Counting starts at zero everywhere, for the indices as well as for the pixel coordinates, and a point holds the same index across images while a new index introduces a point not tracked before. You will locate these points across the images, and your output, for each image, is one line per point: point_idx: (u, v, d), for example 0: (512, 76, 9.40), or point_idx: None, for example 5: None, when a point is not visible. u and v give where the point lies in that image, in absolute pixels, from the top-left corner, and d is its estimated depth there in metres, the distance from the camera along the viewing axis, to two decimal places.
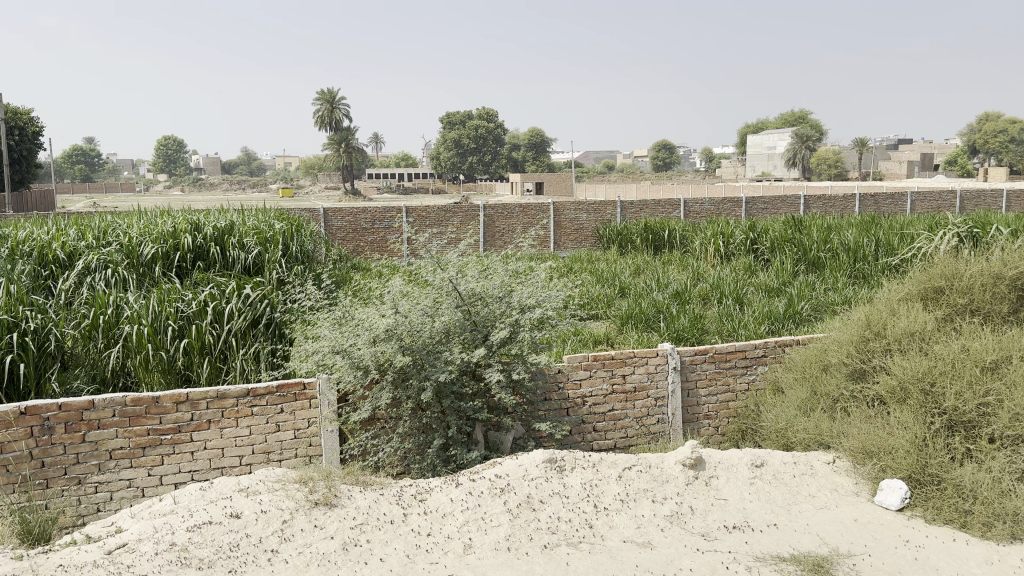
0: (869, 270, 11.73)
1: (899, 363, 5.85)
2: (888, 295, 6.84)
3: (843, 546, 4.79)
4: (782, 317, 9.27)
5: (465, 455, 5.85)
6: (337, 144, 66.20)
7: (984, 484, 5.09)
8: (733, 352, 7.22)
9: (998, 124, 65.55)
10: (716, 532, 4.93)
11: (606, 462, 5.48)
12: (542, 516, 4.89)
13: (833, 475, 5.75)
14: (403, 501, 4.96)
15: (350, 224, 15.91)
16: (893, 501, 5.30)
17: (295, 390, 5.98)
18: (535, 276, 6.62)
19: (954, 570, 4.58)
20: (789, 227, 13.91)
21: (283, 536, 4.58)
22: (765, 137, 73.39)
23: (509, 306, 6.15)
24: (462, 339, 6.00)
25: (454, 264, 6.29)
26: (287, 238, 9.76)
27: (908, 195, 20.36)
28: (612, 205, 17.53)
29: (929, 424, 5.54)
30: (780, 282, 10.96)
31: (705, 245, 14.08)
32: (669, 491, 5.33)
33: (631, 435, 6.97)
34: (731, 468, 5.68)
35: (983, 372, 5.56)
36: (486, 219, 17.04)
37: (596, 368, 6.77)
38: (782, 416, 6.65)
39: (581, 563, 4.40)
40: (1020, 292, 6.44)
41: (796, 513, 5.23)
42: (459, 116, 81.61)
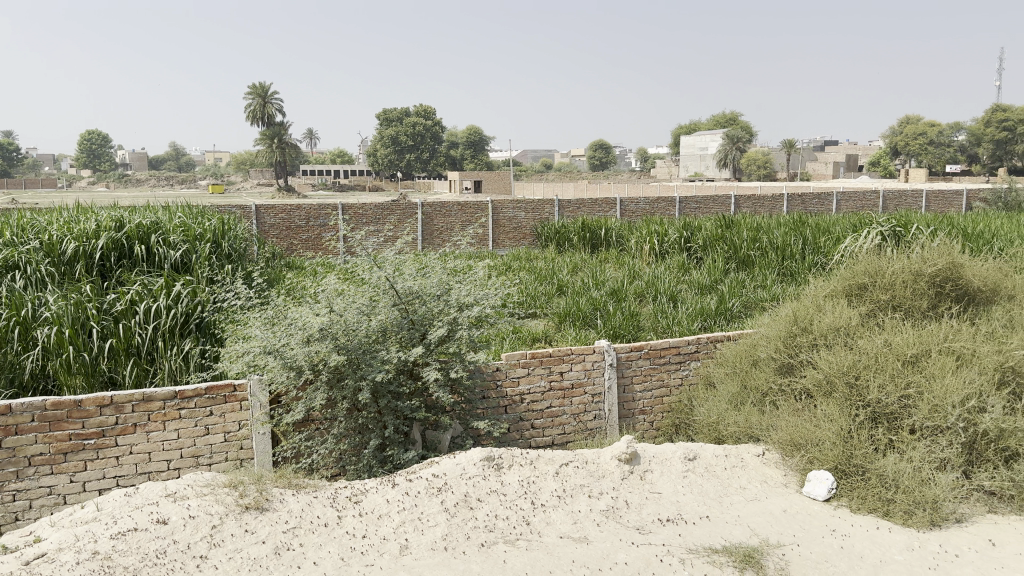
0: (797, 267, 12.07)
1: (826, 358, 6.03)
2: (815, 291, 7.04)
3: (773, 537, 4.90)
4: (714, 314, 9.46)
5: (401, 455, 5.78)
6: (270, 140, 64.89)
7: (906, 473, 5.27)
8: (667, 348, 7.32)
9: (917, 127, 68.27)
10: (651, 525, 4.99)
11: (542, 459, 5.50)
12: (479, 514, 4.86)
13: (762, 468, 5.88)
14: (338, 504, 4.88)
15: (284, 221, 15.59)
16: (821, 491, 5.46)
17: (225, 393, 5.81)
18: (473, 275, 6.60)
19: (878, 557, 4.73)
20: (721, 226, 14.20)
21: (212, 541, 4.44)
22: (698, 138, 74.91)
23: (446, 304, 6.11)
24: (399, 338, 5.93)
25: (391, 262, 6.23)
26: (217, 236, 9.51)
27: (834, 195, 21.06)
28: (550, 204, 17.64)
29: (854, 417, 5.72)
30: (712, 280, 11.18)
31: (641, 244, 14.27)
32: (605, 486, 5.37)
33: (569, 431, 7.01)
34: (665, 462, 5.77)
35: (904, 366, 5.77)
36: (424, 216, 16.92)
37: (534, 366, 6.77)
38: (715, 411, 6.80)
39: (518, 560, 4.40)
40: (939, 288, 6.69)
41: (728, 505, 5.33)
42: (396, 113, 80.90)
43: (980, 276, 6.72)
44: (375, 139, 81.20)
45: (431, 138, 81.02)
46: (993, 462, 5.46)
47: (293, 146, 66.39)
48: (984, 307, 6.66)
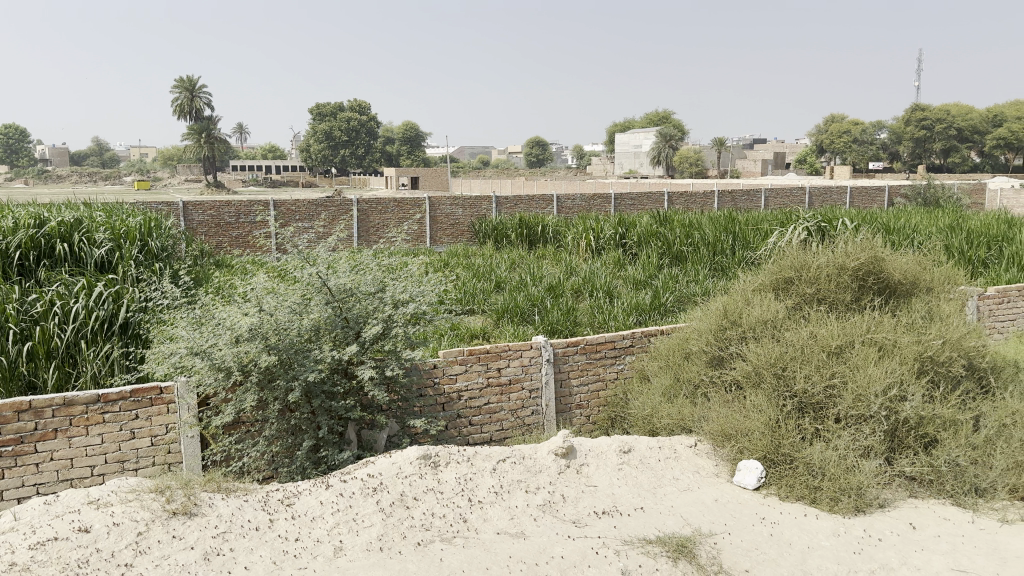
0: (728, 262, 12.36)
1: (755, 350, 6.17)
2: (745, 285, 7.20)
3: (705, 526, 4.99)
4: (649, 308, 9.60)
5: (336, 456, 5.69)
6: (198, 134, 63.16)
7: (832, 461, 5.44)
8: (603, 342, 7.38)
9: (841, 126, 70.60)
10: (587, 518, 5.02)
11: (479, 456, 5.49)
12: (415, 513, 4.82)
13: (695, 458, 6.00)
14: (270, 507, 4.77)
15: (212, 218, 15.19)
16: (750, 480, 5.59)
17: (150, 395, 5.61)
18: (408, 271, 6.55)
19: (806, 543, 4.87)
20: (655, 222, 14.43)
21: (138, 548, 4.29)
22: (632, 136, 75.92)
23: (381, 302, 6.06)
24: (332, 337, 5.84)
25: (323, 260, 6.14)
26: (143, 234, 9.21)
27: (762, 191, 21.64)
28: (488, 201, 17.63)
29: (782, 407, 5.87)
30: (647, 275, 11.33)
31: (577, 240, 14.39)
32: (542, 481, 5.39)
33: (506, 427, 7.01)
34: (600, 455, 5.83)
35: (829, 356, 5.94)
36: (359, 213, 16.72)
37: (471, 362, 6.74)
38: (649, 403, 6.89)
39: (455, 558, 4.37)
40: (862, 281, 6.92)
41: (662, 496, 5.42)
42: (330, 108, 79.64)
43: (900, 269, 6.97)
44: (308, 134, 79.82)
45: (366, 134, 80.08)
46: (913, 448, 5.68)
47: (223, 141, 64.82)
48: (905, 299, 6.91)
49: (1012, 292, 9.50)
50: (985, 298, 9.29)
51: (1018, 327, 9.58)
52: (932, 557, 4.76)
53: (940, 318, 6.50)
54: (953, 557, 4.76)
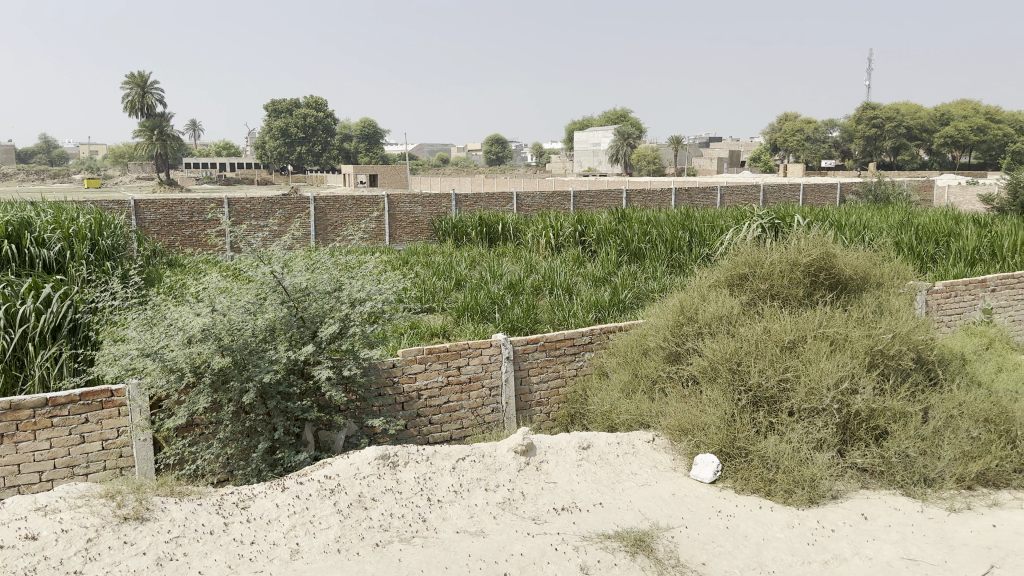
0: (685, 259, 12.49)
1: (710, 345, 6.25)
2: (700, 281, 7.29)
3: (663, 520, 5.05)
4: (608, 305, 9.66)
5: (293, 458, 5.62)
6: (150, 131, 61.88)
7: (786, 454, 5.53)
8: (562, 339, 7.41)
9: (795, 124, 71.82)
10: (546, 515, 5.04)
11: (438, 455, 5.48)
12: (374, 513, 4.78)
13: (652, 453, 6.05)
14: (224, 510, 4.70)
15: (165, 216, 14.91)
16: (707, 473, 5.66)
17: (101, 398, 5.44)
18: (366, 269, 6.52)
19: (761, 535, 4.94)
20: (614, 220, 14.52)
21: (87, 555, 4.18)
22: (590, 135, 76.30)
23: (338, 300, 6.02)
24: (288, 337, 5.78)
25: (278, 258, 6.08)
26: (92, 234, 9.00)
27: (718, 189, 21.93)
28: (447, 198, 17.55)
29: (737, 401, 5.95)
30: (606, 272, 11.39)
31: (537, 238, 14.42)
32: (501, 478, 5.39)
33: (466, 425, 6.99)
34: (559, 452, 5.85)
35: (782, 351, 6.04)
36: (316, 211, 16.55)
37: (431, 361, 6.71)
38: (608, 399, 6.94)
39: (413, 558, 4.34)
40: (814, 276, 7.04)
41: (620, 491, 5.46)
42: (286, 104, 78.48)
43: (851, 265, 7.11)
44: (263, 131, 78.72)
45: (323, 131, 79.25)
46: (865, 440, 5.81)
47: (176, 138, 63.65)
48: (856, 293, 7.05)
49: (959, 286, 9.74)
50: (933, 292, 9.54)
51: (964, 320, 9.85)
52: (883, 546, 4.87)
53: (890, 312, 6.65)
54: (903, 547, 4.88)
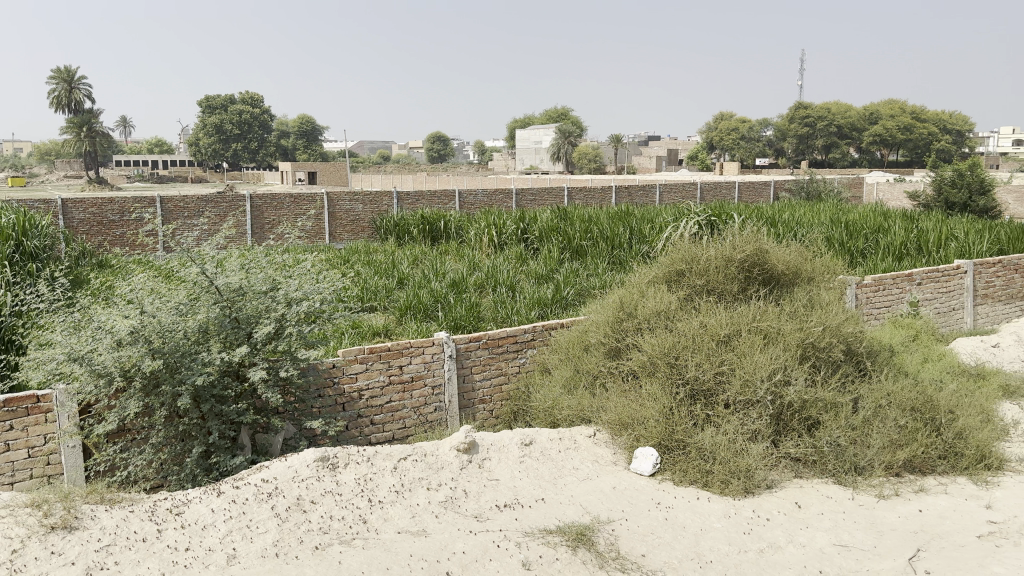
0: (625, 256, 12.66)
1: (649, 340, 6.35)
2: (640, 278, 7.41)
3: (604, 513, 5.11)
4: (550, 301, 9.73)
5: (228, 462, 5.50)
6: (78, 128, 59.72)
7: (722, 445, 5.66)
8: (504, 336, 7.42)
9: (731, 122, 73.32)
10: (488, 512, 5.05)
11: (380, 455, 5.44)
12: (313, 516, 4.72)
13: (593, 448, 6.12)
14: (157, 517, 4.58)
15: (95, 215, 14.45)
16: (646, 466, 5.76)
17: (26, 404, 5.20)
18: (303, 269, 6.46)
19: (698, 526, 5.04)
20: (556, 218, 14.60)
21: (12, 567, 4.03)
22: (531, 133, 76.53)
23: (273, 300, 5.95)
24: (222, 338, 5.68)
25: (211, 258, 5.99)
26: (15, 235, 8.66)
27: (657, 187, 22.26)
28: (388, 196, 17.38)
29: (675, 395, 6.05)
30: (548, 270, 11.46)
31: (479, 235, 14.41)
32: (443, 477, 5.39)
33: (409, 425, 6.93)
34: (502, 449, 5.86)
35: (718, 345, 6.17)
36: (253, 209, 16.25)
37: (372, 360, 6.63)
38: (549, 395, 6.99)
39: (354, 559, 4.30)
40: (749, 271, 7.20)
41: (562, 486, 5.51)
42: (221, 100, 76.70)
43: (783, 261, 7.28)
44: (198, 127, 76.81)
45: (260, 127, 77.73)
46: (798, 431, 5.99)
47: (105, 135, 61.58)
48: (789, 288, 7.24)
49: (888, 280, 10.08)
50: (862, 286, 9.86)
51: (892, 313, 10.21)
52: (816, 533, 5.02)
53: (821, 306, 6.85)
54: (834, 533, 5.04)
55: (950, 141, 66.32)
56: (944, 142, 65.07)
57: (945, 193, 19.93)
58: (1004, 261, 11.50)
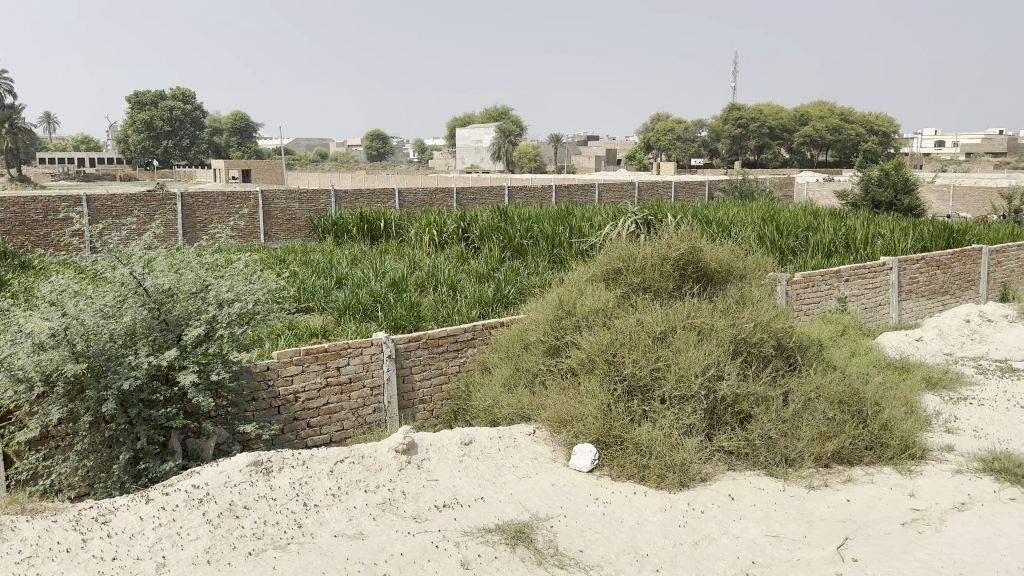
0: (565, 254, 12.75)
1: (587, 338, 6.41)
2: (578, 277, 7.47)
3: (542, 510, 5.15)
4: (491, 301, 9.74)
5: (158, 468, 5.34)
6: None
7: (658, 440, 5.76)
8: (444, 336, 7.40)
9: (667, 123, 74.53)
10: (427, 513, 5.03)
11: (316, 459, 5.37)
12: (246, 522, 4.62)
13: (532, 445, 6.16)
14: (82, 526, 4.43)
15: (16, 215, 13.91)
16: (585, 462, 5.82)
17: None
18: (235, 269, 6.35)
19: (635, 520, 5.12)
20: (496, 217, 14.61)
21: None
22: (472, 133, 76.41)
23: (204, 302, 5.84)
24: (150, 341, 5.54)
25: (139, 259, 5.85)
26: None
27: (596, 186, 22.48)
28: (326, 195, 17.15)
29: (612, 391, 6.12)
30: (489, 268, 11.46)
31: (420, 235, 14.33)
32: (381, 479, 5.34)
33: (347, 427, 6.82)
34: (441, 449, 5.85)
35: (654, 341, 6.26)
36: (184, 207, 15.86)
37: (309, 362, 6.50)
38: (489, 394, 6.99)
39: (289, 565, 4.23)
40: (684, 270, 7.32)
41: (501, 484, 5.52)
42: (150, 97, 74.45)
43: (717, 258, 7.42)
44: (127, 123, 74.39)
45: (192, 124, 75.84)
46: (731, 424, 6.12)
47: (28, 131, 59.23)
48: (722, 285, 7.38)
49: (817, 277, 10.39)
50: (792, 283, 10.13)
51: (821, 309, 10.52)
52: (749, 525, 5.15)
53: (752, 302, 7.01)
54: (766, 524, 5.17)
55: (877, 143, 68.61)
56: (871, 143, 67.35)
57: (872, 192, 20.61)
58: (927, 258, 11.95)
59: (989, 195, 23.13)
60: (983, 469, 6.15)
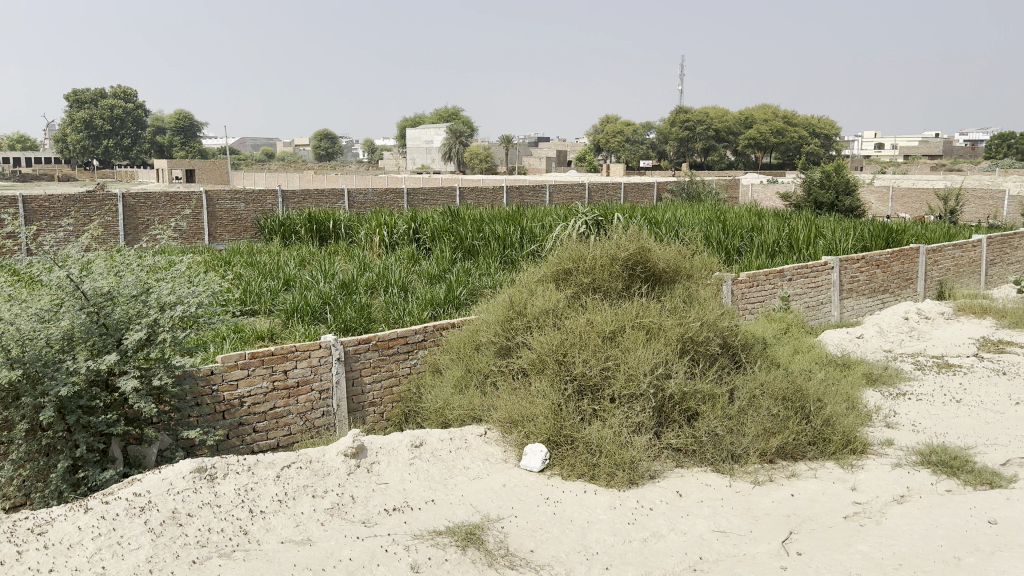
0: (516, 255, 12.78)
1: (538, 338, 6.43)
2: (529, 277, 7.50)
3: (493, 511, 5.15)
4: (443, 302, 9.71)
5: (98, 476, 5.20)
6: None
7: (608, 439, 5.81)
8: (394, 338, 7.34)
9: (617, 125, 75.29)
10: (377, 517, 4.99)
11: (262, 464, 5.28)
12: (190, 529, 4.53)
13: (484, 446, 6.16)
14: (16, 538, 4.30)
15: None
16: (536, 462, 5.84)
17: None
18: (177, 271, 6.21)
19: (585, 518, 5.15)
20: (447, 218, 14.58)
21: None
22: (422, 133, 76.06)
23: (145, 305, 5.71)
24: (89, 346, 5.39)
25: (76, 261, 5.69)
26: None
27: (547, 187, 22.59)
28: (273, 195, 16.90)
29: (563, 391, 6.15)
30: (440, 269, 11.42)
31: (370, 236, 14.24)
32: (330, 483, 5.28)
33: (294, 431, 6.72)
34: (391, 452, 5.81)
35: (603, 341, 6.31)
36: (126, 208, 15.47)
37: (254, 366, 6.38)
38: (440, 395, 6.97)
39: (234, 572, 4.15)
40: (633, 269, 7.39)
41: (452, 486, 5.51)
42: (89, 95, 72.36)
43: (664, 258, 7.51)
44: (65, 121, 72.18)
45: (133, 123, 74.06)
46: (679, 422, 6.21)
47: None
48: (670, 285, 7.47)
49: (761, 277, 10.59)
50: (737, 282, 10.33)
51: (766, 308, 10.74)
52: (696, 521, 5.22)
53: (699, 302, 7.12)
54: (713, 520, 5.26)
55: (820, 145, 70.30)
56: (813, 145, 69.02)
57: (815, 193, 21.12)
58: (867, 258, 12.30)
59: (926, 196, 23.91)
60: (921, 462, 6.35)
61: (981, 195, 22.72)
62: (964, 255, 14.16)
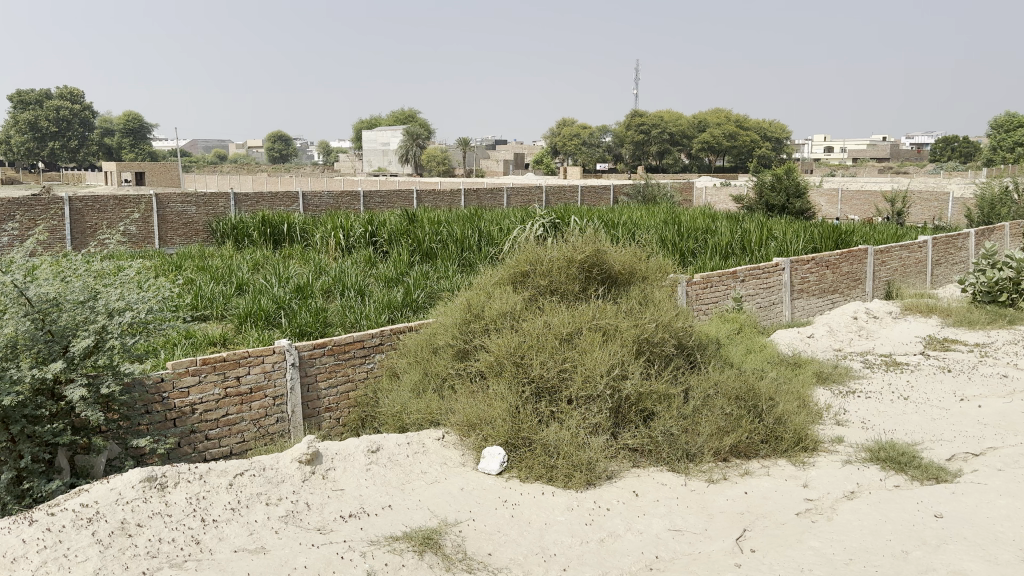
0: (474, 258, 12.78)
1: (495, 341, 6.44)
2: (486, 279, 7.50)
3: (451, 515, 5.14)
4: (400, 305, 9.66)
5: (44, 487, 5.07)
6: None
7: (565, 440, 5.84)
8: (350, 342, 7.28)
9: (573, 129, 75.75)
10: (332, 524, 4.94)
11: (214, 472, 5.20)
12: (139, 540, 4.43)
13: (441, 450, 6.15)
14: None
15: None
16: (493, 465, 5.85)
17: None
18: (126, 276, 6.08)
19: (543, 520, 5.17)
20: (404, 220, 14.51)
21: None
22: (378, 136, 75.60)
23: (93, 312, 5.58)
24: (34, 353, 5.25)
25: (21, 266, 5.51)
26: None
27: (504, 190, 22.62)
28: (225, 198, 16.64)
29: (520, 393, 6.17)
30: (398, 273, 11.36)
31: (326, 238, 14.11)
32: (284, 491, 5.22)
33: (248, 438, 6.62)
34: (347, 458, 5.76)
35: (560, 343, 6.35)
36: (73, 212, 15.10)
37: (206, 373, 6.27)
38: (397, 400, 6.93)
39: None
40: (589, 271, 7.43)
41: (409, 491, 5.49)
42: (34, 95, 70.44)
43: (620, 260, 7.57)
44: (8, 122, 70.15)
45: (81, 124, 72.33)
46: (635, 422, 6.28)
47: None
48: (626, 286, 7.54)
49: (715, 278, 10.75)
50: (692, 284, 10.47)
51: (719, 309, 10.90)
52: (652, 520, 5.28)
53: (655, 303, 7.19)
54: (669, 519, 5.32)
55: (772, 149, 71.58)
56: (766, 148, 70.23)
57: (767, 196, 21.51)
58: (817, 259, 12.56)
59: (874, 198, 24.49)
60: (870, 458, 6.50)
61: (926, 197, 23.34)
62: (910, 256, 14.53)
